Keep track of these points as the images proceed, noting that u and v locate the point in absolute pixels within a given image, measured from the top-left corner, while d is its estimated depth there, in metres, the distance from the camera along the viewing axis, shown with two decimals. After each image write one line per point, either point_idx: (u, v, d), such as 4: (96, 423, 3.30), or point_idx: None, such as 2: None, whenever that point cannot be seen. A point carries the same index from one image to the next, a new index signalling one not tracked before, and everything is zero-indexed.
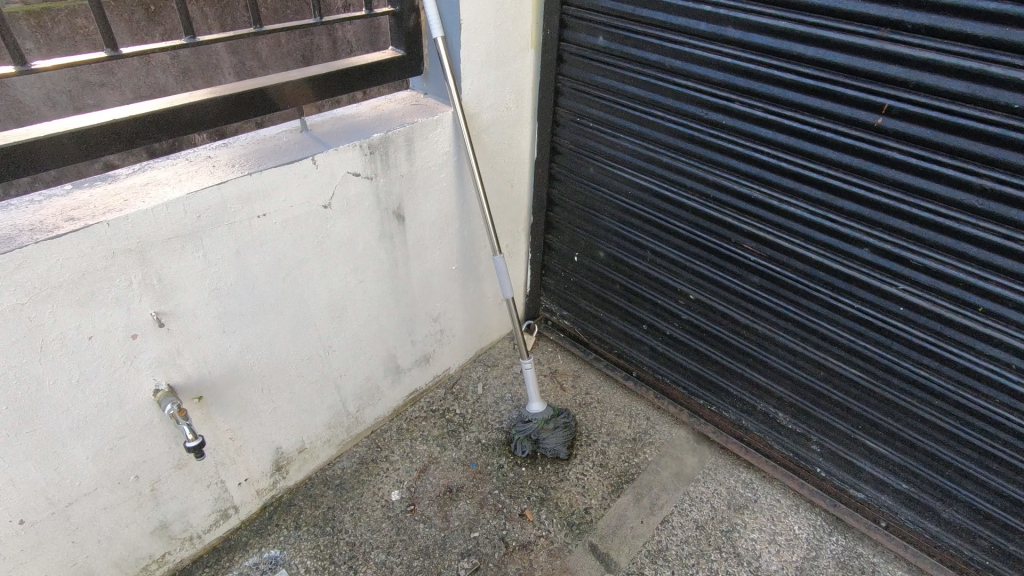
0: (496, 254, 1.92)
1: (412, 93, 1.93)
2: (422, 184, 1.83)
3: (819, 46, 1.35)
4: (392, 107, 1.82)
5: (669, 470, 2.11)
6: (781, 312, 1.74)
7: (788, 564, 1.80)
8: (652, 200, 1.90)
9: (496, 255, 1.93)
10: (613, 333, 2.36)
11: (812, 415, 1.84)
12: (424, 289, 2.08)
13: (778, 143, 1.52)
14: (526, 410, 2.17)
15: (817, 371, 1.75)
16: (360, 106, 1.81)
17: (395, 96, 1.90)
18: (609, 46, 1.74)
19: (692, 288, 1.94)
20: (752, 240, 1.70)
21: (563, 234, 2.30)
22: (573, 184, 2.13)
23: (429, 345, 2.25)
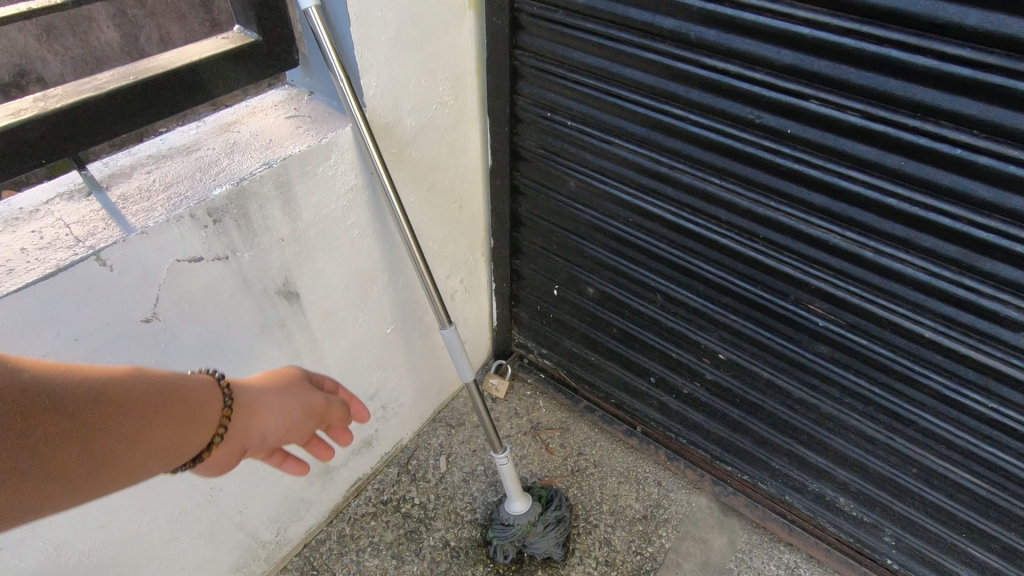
0: (444, 327, 1.32)
1: (287, 91, 1.24)
2: (318, 241, 1.19)
3: (994, 9, 0.75)
4: (250, 125, 1.14)
5: (692, 560, 1.66)
6: (860, 394, 1.21)
7: None
8: (665, 232, 1.30)
9: (444, 328, 1.32)
10: (610, 381, 1.82)
11: (891, 508, 1.37)
12: (348, 369, 1.48)
13: (884, 168, 0.93)
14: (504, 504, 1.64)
15: (907, 466, 1.26)
16: (200, 128, 1.12)
17: (261, 101, 1.21)
18: (595, 4, 1.08)
19: (724, 347, 1.39)
20: (821, 301, 1.13)
21: (536, 263, 1.70)
22: (546, 202, 1.50)
23: (369, 427, 1.68)
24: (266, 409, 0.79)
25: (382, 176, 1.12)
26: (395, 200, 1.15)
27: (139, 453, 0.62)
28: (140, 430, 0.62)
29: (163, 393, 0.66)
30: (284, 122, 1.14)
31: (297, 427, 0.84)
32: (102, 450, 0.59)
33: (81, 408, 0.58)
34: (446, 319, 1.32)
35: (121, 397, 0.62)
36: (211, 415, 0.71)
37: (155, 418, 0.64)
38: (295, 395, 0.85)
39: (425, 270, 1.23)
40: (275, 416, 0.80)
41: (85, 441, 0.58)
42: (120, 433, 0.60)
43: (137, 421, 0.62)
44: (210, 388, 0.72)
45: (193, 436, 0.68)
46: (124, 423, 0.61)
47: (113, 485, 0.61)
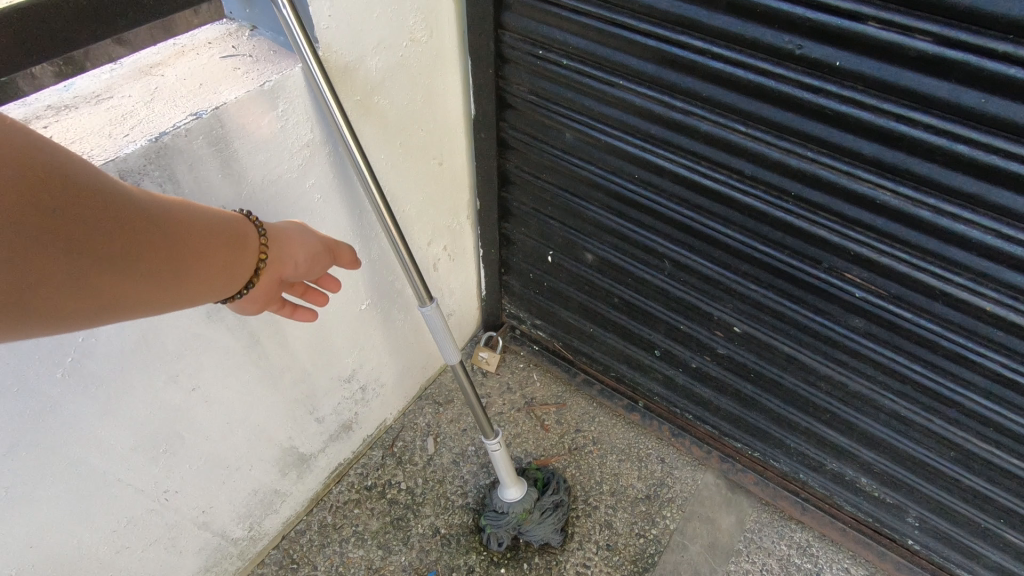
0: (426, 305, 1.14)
1: (223, 27, 1.02)
2: (269, 209, 1.00)
3: None
4: (177, 67, 0.93)
5: (699, 542, 1.55)
6: (898, 372, 1.07)
7: None
8: (676, 190, 1.12)
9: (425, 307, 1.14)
10: (610, 353, 1.67)
11: (918, 491, 1.25)
12: (319, 351, 1.31)
13: (957, 108, 0.76)
14: (497, 491, 1.52)
15: (943, 448, 1.13)
16: (114, 73, 0.91)
17: (191, 39, 1.00)
18: None
19: (740, 320, 1.24)
20: (862, 270, 0.98)
21: (528, 227, 1.52)
22: (538, 158, 1.32)
23: (347, 410, 1.53)
24: (296, 244, 0.85)
25: (342, 128, 0.93)
26: (359, 158, 0.96)
27: (190, 268, 0.66)
28: (192, 248, 0.67)
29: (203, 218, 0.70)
30: (218, 64, 0.94)
31: (313, 259, 0.88)
32: (165, 257, 0.63)
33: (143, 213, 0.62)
34: (426, 296, 1.14)
35: (190, 225, 0.67)
36: (250, 251, 0.76)
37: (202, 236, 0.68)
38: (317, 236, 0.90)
39: (398, 239, 1.05)
40: (305, 250, 0.86)
41: (150, 247, 0.62)
42: (174, 249, 0.64)
43: (188, 239, 0.66)
44: (240, 222, 0.77)
45: (232, 260, 0.73)
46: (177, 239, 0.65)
47: (164, 298, 0.65)
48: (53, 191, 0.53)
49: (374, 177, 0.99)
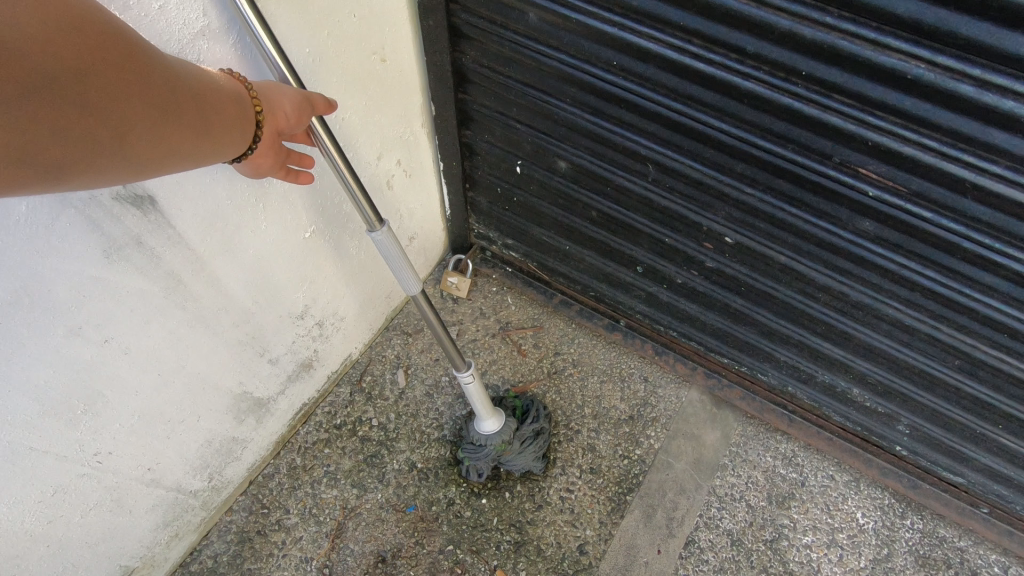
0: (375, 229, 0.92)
1: None
2: None
3: None
4: None
5: (685, 459, 1.51)
6: (907, 279, 0.96)
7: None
8: (663, 78, 0.94)
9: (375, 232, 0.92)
10: (589, 272, 1.55)
11: (914, 399, 1.20)
12: (260, 287, 1.15)
13: None
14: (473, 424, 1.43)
15: (947, 356, 1.06)
16: None
17: None
18: None
19: (733, 228, 1.11)
20: (880, 163, 0.83)
21: (492, 133, 1.33)
22: (499, 48, 1.11)
23: (305, 349, 1.40)
24: (281, 90, 0.76)
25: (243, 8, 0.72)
26: (272, 51, 0.75)
27: (217, 138, 0.64)
28: (224, 122, 0.65)
29: (232, 92, 0.68)
30: None
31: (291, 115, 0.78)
32: (199, 113, 0.62)
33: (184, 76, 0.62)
34: (373, 220, 0.92)
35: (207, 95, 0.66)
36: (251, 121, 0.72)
37: (238, 117, 0.67)
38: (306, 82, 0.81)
39: (331, 151, 0.83)
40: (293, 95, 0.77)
41: (182, 97, 0.60)
42: (206, 107, 0.63)
43: (219, 109, 0.65)
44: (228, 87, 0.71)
45: (248, 117, 0.69)
46: (205, 101, 0.63)
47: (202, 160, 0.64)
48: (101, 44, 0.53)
49: (295, 75, 0.78)
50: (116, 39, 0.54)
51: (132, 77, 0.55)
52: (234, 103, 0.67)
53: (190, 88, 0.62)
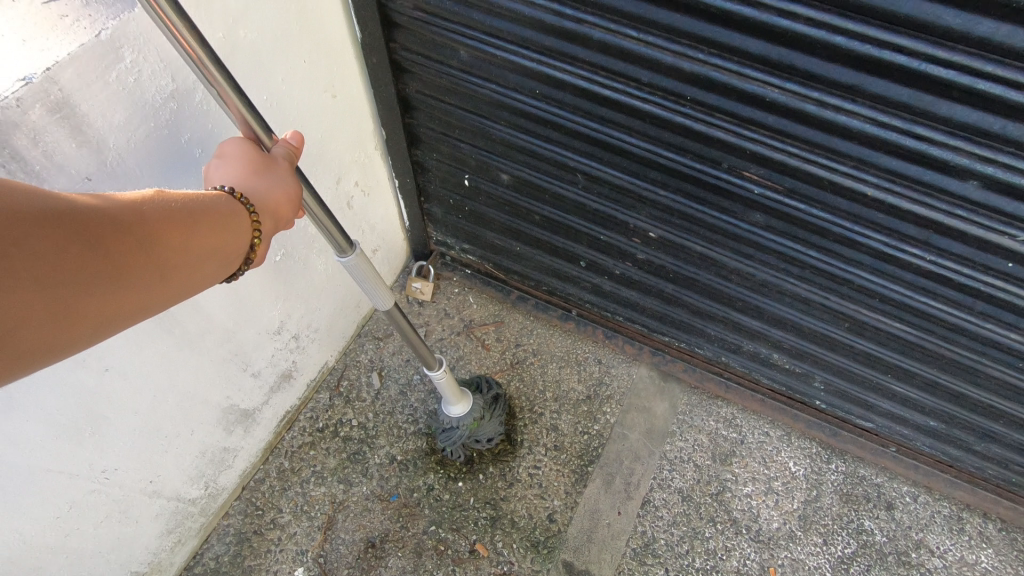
0: (343, 252, 1.01)
1: None
2: (145, 173, 0.92)
3: None
4: None
5: (638, 429, 1.69)
6: (796, 259, 1.14)
7: (789, 516, 1.56)
8: (579, 103, 1.09)
9: (344, 255, 1.01)
10: (540, 269, 1.70)
11: (822, 359, 1.38)
12: (238, 310, 1.27)
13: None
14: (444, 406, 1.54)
15: (840, 321, 1.24)
16: None
17: None
18: None
19: (655, 225, 1.27)
20: (758, 167, 1.00)
21: (439, 152, 1.47)
22: (437, 78, 1.24)
23: (284, 361, 1.52)
24: (278, 188, 0.79)
25: (209, 69, 0.70)
26: (240, 103, 0.75)
27: (205, 269, 0.68)
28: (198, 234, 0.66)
29: (217, 212, 0.69)
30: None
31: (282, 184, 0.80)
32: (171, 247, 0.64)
33: (161, 227, 0.63)
34: (344, 244, 1.01)
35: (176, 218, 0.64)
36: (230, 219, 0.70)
37: (223, 244, 0.69)
38: (284, 160, 0.83)
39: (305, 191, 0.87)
40: (290, 189, 0.81)
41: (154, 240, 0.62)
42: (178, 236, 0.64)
43: (205, 243, 0.66)
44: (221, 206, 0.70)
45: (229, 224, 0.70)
46: (189, 242, 0.65)
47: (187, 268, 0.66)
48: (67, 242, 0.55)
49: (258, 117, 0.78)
50: (84, 230, 0.55)
51: (104, 266, 0.57)
52: (219, 231, 0.68)
53: (169, 239, 0.63)
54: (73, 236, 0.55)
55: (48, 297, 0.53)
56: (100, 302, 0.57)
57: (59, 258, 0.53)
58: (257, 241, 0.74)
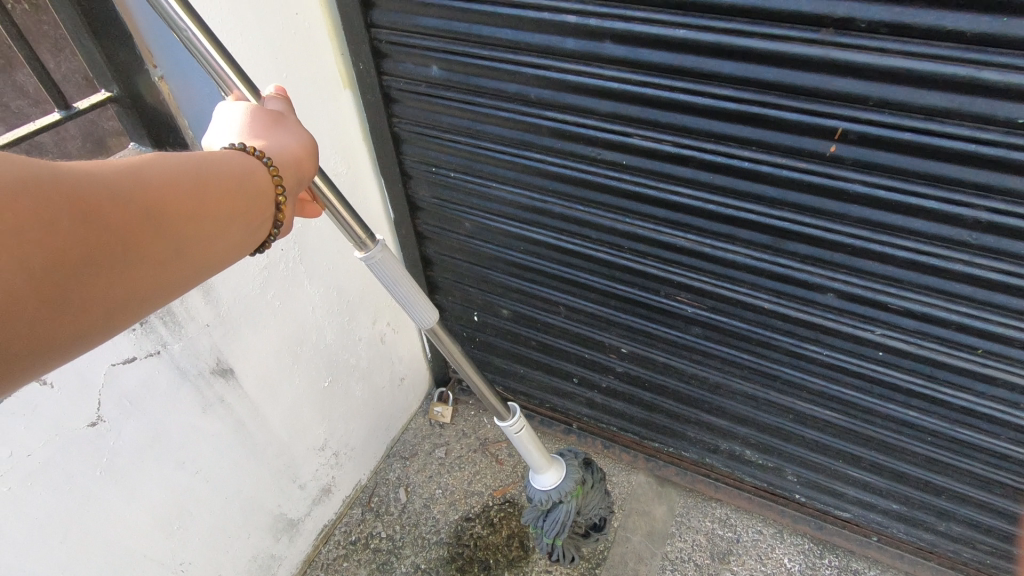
0: (365, 253, 0.93)
1: None
2: (241, 320, 1.30)
3: (737, 60, 0.95)
4: None
5: (640, 532, 1.85)
6: (735, 362, 1.42)
7: None
8: (552, 254, 1.47)
9: (366, 253, 0.92)
10: (541, 387, 2.00)
11: (785, 450, 1.59)
12: (292, 427, 1.58)
13: (700, 183, 1.13)
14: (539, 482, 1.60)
15: (786, 413, 1.48)
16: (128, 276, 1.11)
17: None
18: (448, 77, 1.23)
19: (624, 342, 1.58)
20: (686, 292, 1.34)
21: (453, 295, 1.86)
22: (449, 240, 1.66)
23: (325, 475, 1.78)
24: (292, 143, 0.75)
25: (213, 55, 0.73)
26: (244, 86, 0.76)
27: (228, 237, 0.63)
28: (223, 204, 0.62)
29: (227, 174, 0.63)
30: None
31: (289, 137, 0.76)
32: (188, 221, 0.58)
33: (163, 193, 0.56)
34: (366, 241, 0.92)
35: (192, 187, 0.59)
36: (259, 186, 0.67)
37: (237, 213, 0.64)
38: (288, 116, 0.79)
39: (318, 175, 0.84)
40: (306, 143, 0.78)
41: (171, 212, 0.56)
42: (190, 211, 0.58)
43: (213, 212, 0.61)
44: (243, 166, 0.66)
45: (248, 197, 0.65)
46: (198, 212, 0.59)
47: (204, 248, 0.60)
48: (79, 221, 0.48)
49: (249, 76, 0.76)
50: (72, 199, 0.48)
51: (101, 235, 0.50)
52: (231, 198, 0.63)
53: (174, 206, 0.56)
54: (57, 207, 0.47)
55: (39, 275, 0.46)
56: (104, 279, 0.51)
57: (42, 229, 0.46)
58: (281, 197, 0.70)
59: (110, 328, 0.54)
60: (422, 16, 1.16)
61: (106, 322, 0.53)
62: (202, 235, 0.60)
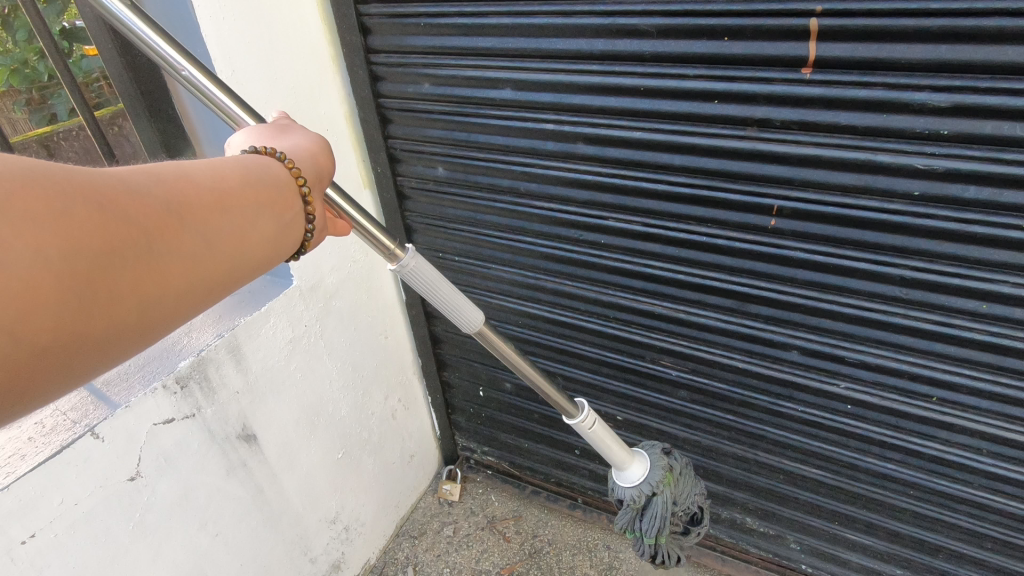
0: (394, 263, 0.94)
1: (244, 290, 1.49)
2: (266, 389, 1.45)
3: (685, 153, 1.16)
4: (211, 331, 1.35)
5: None
6: (722, 423, 1.51)
7: None
8: (547, 326, 1.62)
9: (395, 261, 0.94)
10: (545, 461, 2.07)
11: (783, 516, 1.61)
12: (306, 497, 1.66)
13: (668, 256, 1.30)
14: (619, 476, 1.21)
15: (777, 474, 1.53)
16: (172, 348, 1.31)
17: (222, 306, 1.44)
18: (452, 176, 1.46)
19: (619, 409, 1.68)
20: (669, 356, 1.47)
21: (460, 370, 2.01)
22: None
23: (335, 550, 1.82)
24: (305, 141, 0.77)
25: (216, 95, 0.80)
26: (247, 115, 0.82)
27: (260, 229, 0.62)
28: (251, 198, 0.61)
29: (244, 171, 0.63)
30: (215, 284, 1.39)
31: (299, 137, 0.78)
32: (217, 214, 0.57)
33: (182, 186, 0.55)
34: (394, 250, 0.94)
35: (216, 185, 0.58)
36: (285, 183, 0.67)
37: (263, 207, 0.63)
38: (292, 126, 0.83)
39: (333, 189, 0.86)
40: (317, 140, 0.79)
41: (198, 207, 0.55)
42: (216, 205, 0.57)
43: (240, 204, 0.60)
44: (266, 164, 0.66)
45: (276, 191, 0.65)
46: (226, 206, 0.58)
47: (237, 243, 0.58)
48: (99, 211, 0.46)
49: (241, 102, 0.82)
50: (84, 187, 0.46)
51: (124, 225, 0.48)
52: (254, 192, 0.62)
53: (196, 198, 0.55)
54: (67, 193, 0.45)
55: (61, 268, 0.43)
56: (128, 269, 0.48)
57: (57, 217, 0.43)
58: (306, 188, 0.69)
59: (142, 329, 0.51)
60: (430, 129, 1.41)
61: (138, 321, 0.50)
62: (234, 229, 0.58)
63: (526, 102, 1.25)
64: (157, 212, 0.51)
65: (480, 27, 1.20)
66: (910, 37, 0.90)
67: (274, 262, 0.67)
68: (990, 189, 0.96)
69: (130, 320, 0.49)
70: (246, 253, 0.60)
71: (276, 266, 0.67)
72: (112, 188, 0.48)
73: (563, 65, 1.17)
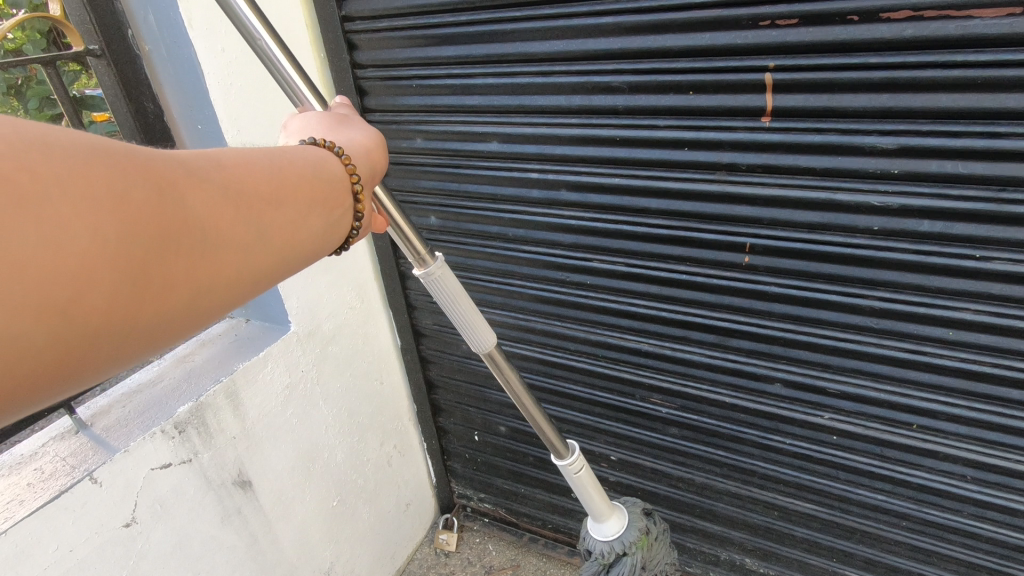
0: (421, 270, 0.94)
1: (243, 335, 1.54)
2: (263, 434, 1.47)
3: (661, 197, 1.23)
4: (210, 375, 1.38)
5: None
6: (715, 459, 1.52)
7: None
8: (540, 366, 1.65)
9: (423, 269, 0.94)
10: (541, 506, 2.06)
11: (782, 554, 1.58)
12: (300, 547, 1.65)
13: (651, 294, 1.36)
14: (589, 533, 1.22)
15: (771, 511, 1.53)
16: (167, 394, 1.34)
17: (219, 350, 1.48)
18: (444, 224, 1.54)
19: (614, 449, 1.68)
20: (659, 393, 1.50)
21: (455, 415, 2.03)
22: (451, 362, 1.88)
23: None
24: (362, 137, 0.79)
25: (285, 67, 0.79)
26: (312, 97, 0.82)
27: (307, 225, 0.64)
28: (303, 194, 0.63)
29: (299, 165, 0.65)
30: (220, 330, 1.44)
31: (358, 131, 0.79)
32: (266, 207, 0.59)
33: (234, 176, 0.57)
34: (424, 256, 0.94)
35: (270, 178, 0.60)
36: (337, 180, 0.69)
37: (314, 204, 0.64)
38: (354, 117, 0.84)
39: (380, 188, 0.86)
40: (373, 135, 0.81)
41: (250, 200, 0.57)
42: (266, 199, 0.59)
43: (291, 199, 0.62)
44: (320, 159, 0.68)
45: (328, 189, 0.67)
46: (277, 201, 0.60)
47: (283, 236, 0.60)
48: (157, 197, 0.48)
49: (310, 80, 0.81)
50: (147, 173, 0.48)
51: (179, 212, 0.50)
52: (306, 187, 0.64)
53: (246, 191, 0.57)
54: (132, 177, 0.47)
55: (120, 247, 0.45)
56: (181, 253, 0.50)
57: (121, 199, 0.45)
58: (357, 185, 0.71)
59: (190, 316, 0.52)
60: (422, 180, 1.50)
61: (187, 306, 0.52)
62: (282, 224, 0.60)
63: (512, 154, 1.34)
64: (211, 203, 0.53)
65: (468, 86, 1.30)
66: (855, 87, 0.99)
67: (316, 257, 0.68)
68: (942, 223, 1.03)
69: (177, 306, 0.51)
70: (293, 246, 0.62)
71: (317, 262, 0.68)
72: (172, 176, 0.50)
73: (545, 119, 1.27)
